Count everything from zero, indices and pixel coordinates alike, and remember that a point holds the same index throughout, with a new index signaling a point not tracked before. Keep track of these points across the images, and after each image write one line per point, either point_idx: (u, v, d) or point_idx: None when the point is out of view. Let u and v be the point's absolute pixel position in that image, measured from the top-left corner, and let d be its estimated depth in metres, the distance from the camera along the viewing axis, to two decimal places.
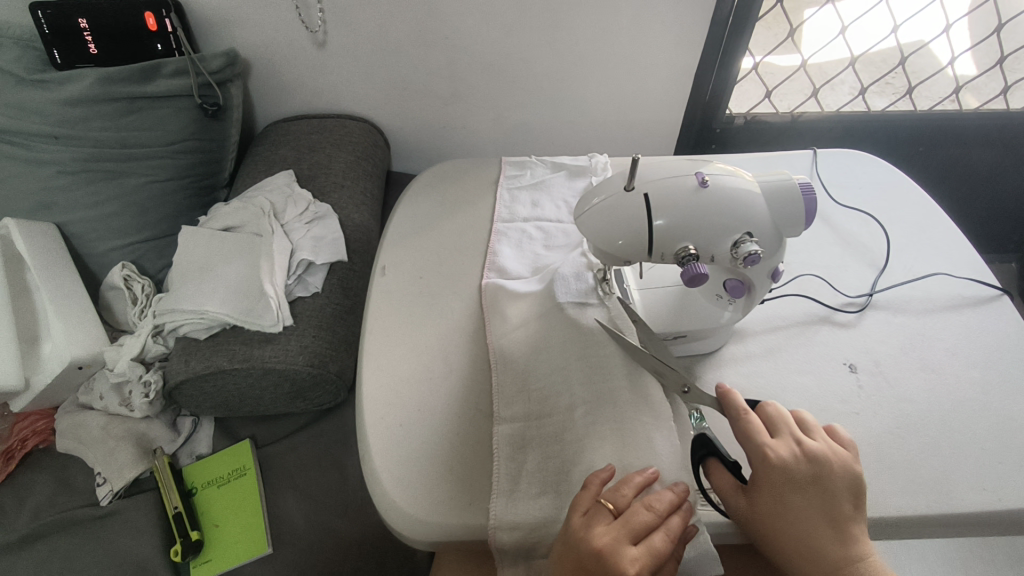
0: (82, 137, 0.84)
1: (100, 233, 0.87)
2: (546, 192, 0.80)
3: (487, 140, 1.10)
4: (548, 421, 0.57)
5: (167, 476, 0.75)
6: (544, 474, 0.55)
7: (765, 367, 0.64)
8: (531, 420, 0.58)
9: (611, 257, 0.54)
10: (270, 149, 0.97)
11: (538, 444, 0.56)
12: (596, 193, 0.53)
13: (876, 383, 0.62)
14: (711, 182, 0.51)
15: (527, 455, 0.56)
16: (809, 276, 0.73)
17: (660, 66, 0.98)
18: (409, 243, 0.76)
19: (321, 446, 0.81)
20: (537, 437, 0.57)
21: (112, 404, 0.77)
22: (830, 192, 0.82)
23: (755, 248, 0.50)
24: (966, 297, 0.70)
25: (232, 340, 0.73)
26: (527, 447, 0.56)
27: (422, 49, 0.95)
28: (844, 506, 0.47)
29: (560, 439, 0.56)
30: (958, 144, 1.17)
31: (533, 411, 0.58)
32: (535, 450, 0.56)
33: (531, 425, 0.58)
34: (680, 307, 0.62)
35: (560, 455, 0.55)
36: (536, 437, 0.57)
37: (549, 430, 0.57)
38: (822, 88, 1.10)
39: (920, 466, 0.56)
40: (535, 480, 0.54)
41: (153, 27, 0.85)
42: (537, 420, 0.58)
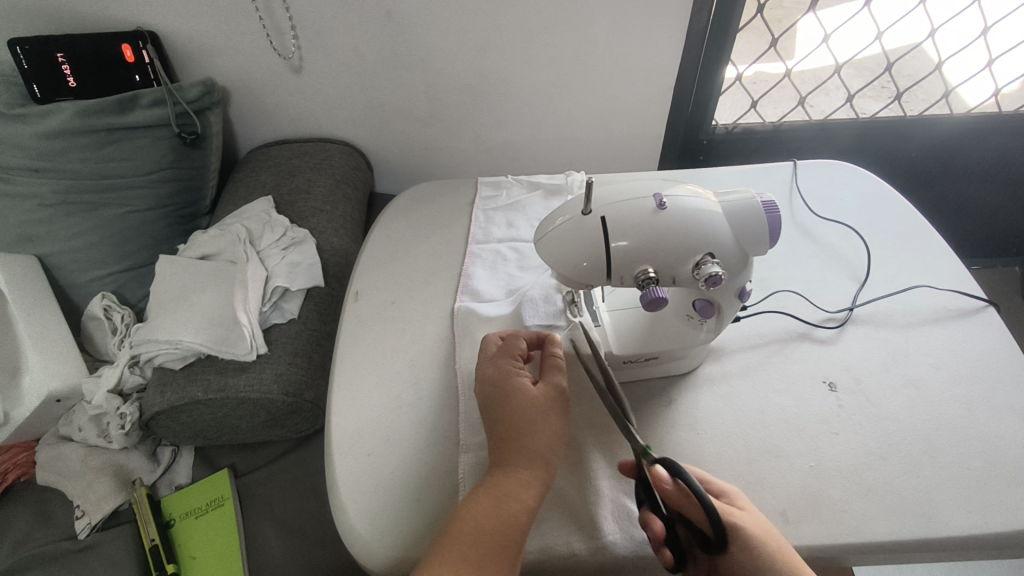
0: (62, 169, 0.84)
1: (81, 264, 0.87)
2: (522, 213, 0.80)
3: (470, 160, 1.10)
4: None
5: (146, 507, 0.76)
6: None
7: (741, 387, 0.63)
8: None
9: (573, 282, 0.53)
10: (250, 174, 0.98)
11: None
12: (557, 216, 0.52)
13: (856, 401, 0.61)
14: (669, 204, 0.50)
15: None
16: (788, 291, 0.71)
17: (640, 80, 0.97)
18: (382, 267, 0.75)
19: (301, 473, 0.80)
20: None
21: (90, 436, 0.77)
22: (811, 204, 0.81)
23: (717, 269, 0.49)
24: (950, 309, 0.68)
25: (207, 369, 0.73)
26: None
27: (400, 71, 0.95)
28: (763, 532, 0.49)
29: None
30: (949, 149, 1.15)
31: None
32: None
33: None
34: (651, 328, 0.60)
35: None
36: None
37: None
38: (809, 95, 1.09)
39: (900, 487, 0.54)
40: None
41: (131, 59, 0.86)
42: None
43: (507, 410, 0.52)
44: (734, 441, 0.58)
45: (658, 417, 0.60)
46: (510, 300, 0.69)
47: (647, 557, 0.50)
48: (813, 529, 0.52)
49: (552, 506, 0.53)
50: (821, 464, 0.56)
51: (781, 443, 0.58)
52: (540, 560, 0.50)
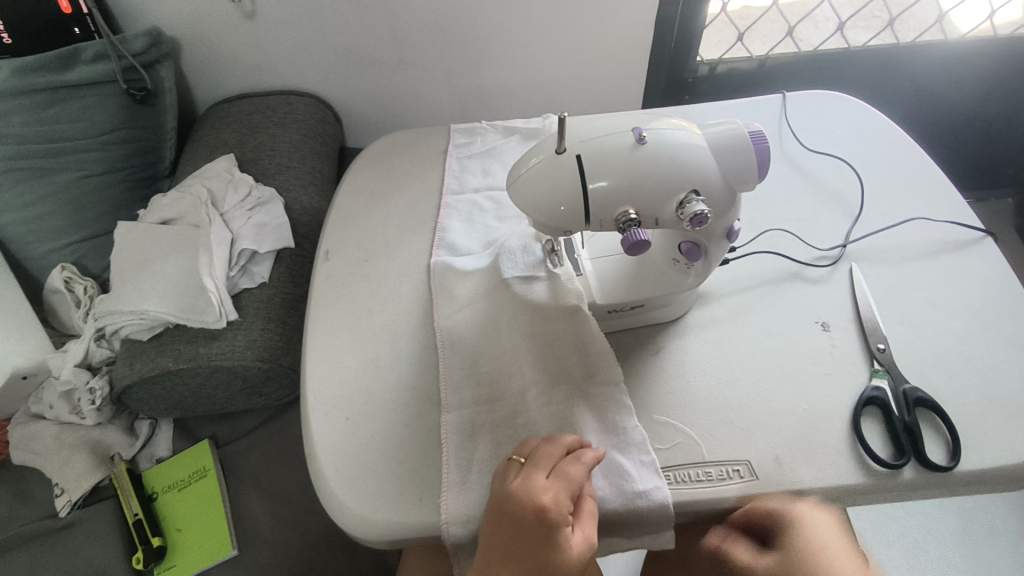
0: (5, 134, 0.78)
1: (37, 235, 0.83)
2: (498, 159, 0.75)
3: (445, 107, 1.05)
4: (497, 405, 0.55)
5: (126, 482, 0.74)
6: (494, 462, 0.52)
7: (733, 331, 0.60)
8: (481, 403, 0.55)
9: (550, 230, 0.50)
10: (210, 132, 0.92)
11: (486, 430, 0.54)
12: (528, 158, 0.48)
13: (849, 340, 0.59)
14: (649, 138, 0.46)
15: (476, 444, 0.53)
16: (778, 230, 0.68)
17: (618, 14, 0.91)
18: (353, 224, 0.71)
19: (286, 439, 0.79)
20: (487, 423, 0.54)
21: (62, 413, 0.74)
22: (801, 137, 0.76)
23: (702, 207, 0.46)
24: (946, 241, 0.65)
25: (177, 339, 0.70)
26: (475, 435, 0.54)
27: (361, 13, 0.88)
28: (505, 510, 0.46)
29: (514, 419, 0.54)
30: (944, 76, 1.10)
31: (480, 396, 0.56)
32: (484, 437, 0.53)
33: (478, 410, 0.55)
34: (636, 274, 0.58)
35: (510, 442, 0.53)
36: (485, 422, 0.54)
37: (499, 415, 0.55)
38: (798, 25, 1.03)
39: (892, 405, 0.54)
40: (484, 470, 0.52)
41: (67, 10, 0.79)
42: (486, 404, 0.55)
43: None
44: (724, 388, 0.56)
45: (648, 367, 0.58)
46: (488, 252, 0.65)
47: (639, 511, 0.49)
48: (807, 473, 0.51)
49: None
50: (815, 408, 0.54)
51: (773, 388, 0.56)
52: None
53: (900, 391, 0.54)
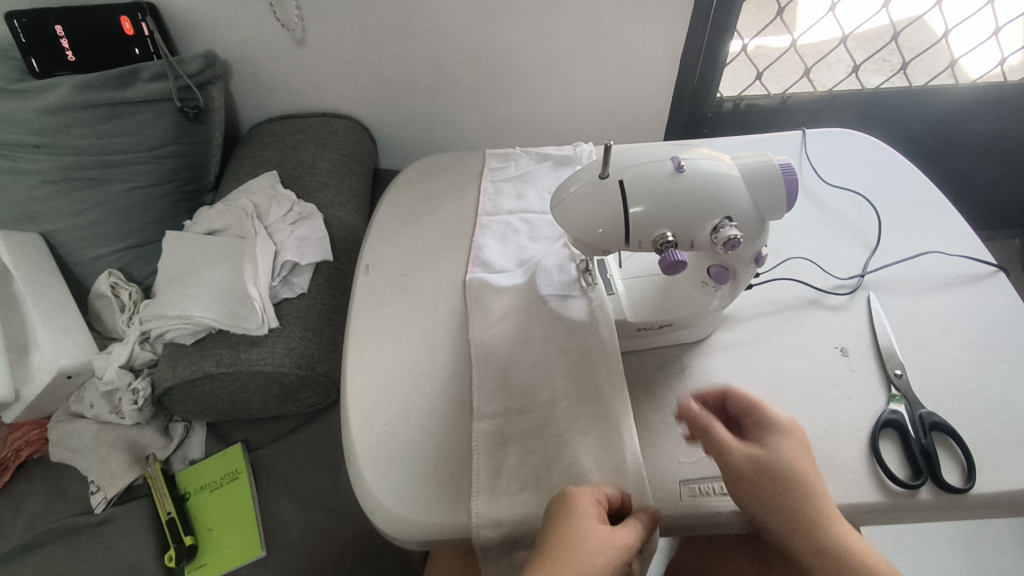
0: (64, 145, 0.83)
1: (86, 242, 0.86)
2: (531, 184, 0.79)
3: (475, 134, 1.09)
4: (529, 416, 0.58)
5: (160, 481, 0.76)
6: (525, 469, 0.55)
7: (756, 354, 0.63)
8: (514, 413, 0.58)
9: (590, 249, 0.53)
10: (253, 150, 0.97)
11: (518, 439, 0.57)
12: (572, 182, 0.52)
13: (867, 365, 0.61)
14: (687, 167, 0.50)
15: (507, 452, 0.56)
16: (798, 259, 0.71)
17: (645, 52, 0.97)
18: (392, 240, 0.75)
19: (314, 446, 0.81)
20: (518, 432, 0.57)
21: (102, 412, 0.77)
22: (821, 173, 0.80)
23: (735, 232, 0.49)
24: (960, 275, 0.68)
25: (219, 344, 0.73)
26: (507, 444, 0.56)
27: (403, 43, 0.93)
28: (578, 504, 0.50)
29: (545, 428, 0.57)
30: (954, 119, 1.15)
31: (513, 406, 0.58)
32: (515, 445, 0.56)
33: (511, 420, 0.58)
34: (666, 295, 0.61)
35: (540, 451, 0.56)
36: (517, 431, 0.57)
37: (531, 424, 0.57)
38: (814, 67, 1.08)
39: (909, 427, 0.56)
40: (515, 476, 0.54)
41: (130, 31, 0.84)
42: (518, 415, 0.58)
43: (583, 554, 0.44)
44: None
45: (673, 384, 0.61)
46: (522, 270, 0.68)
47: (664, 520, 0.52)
48: (826, 490, 0.53)
49: (564, 471, 0.54)
50: (835, 428, 0.57)
51: (795, 408, 0.58)
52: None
53: (917, 414, 0.57)
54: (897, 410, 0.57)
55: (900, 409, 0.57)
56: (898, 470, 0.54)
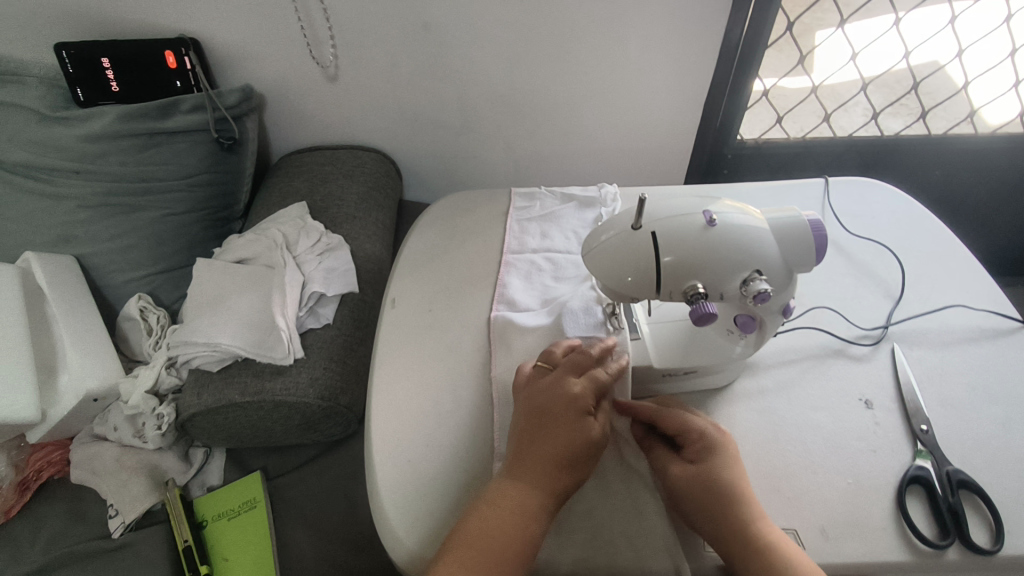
0: (102, 172, 0.85)
1: (118, 266, 0.88)
2: (557, 224, 0.80)
3: (499, 170, 1.11)
4: None
5: (178, 507, 0.76)
6: None
7: (780, 403, 0.63)
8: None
9: (620, 296, 0.54)
10: (283, 180, 0.99)
11: None
12: (604, 230, 0.53)
13: (892, 419, 0.61)
14: (718, 221, 0.50)
15: None
16: (822, 307, 0.72)
17: (669, 96, 0.99)
18: (419, 276, 0.76)
19: (331, 476, 0.81)
20: None
21: (125, 436, 0.78)
22: (843, 221, 0.81)
23: (765, 285, 0.50)
24: (984, 329, 0.68)
25: (244, 372, 0.74)
26: None
27: (433, 82, 0.96)
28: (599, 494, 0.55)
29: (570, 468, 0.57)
30: (974, 168, 1.16)
31: None
32: None
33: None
34: (691, 342, 0.61)
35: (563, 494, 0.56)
36: None
37: None
38: (834, 112, 1.10)
39: (936, 483, 0.56)
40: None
41: (173, 65, 0.87)
42: None
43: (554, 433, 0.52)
44: (773, 456, 0.58)
45: None
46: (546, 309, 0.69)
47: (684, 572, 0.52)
48: (852, 547, 0.53)
49: (585, 517, 0.54)
50: (860, 481, 0.57)
51: (820, 460, 0.58)
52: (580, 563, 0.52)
53: (944, 471, 0.56)
54: (922, 465, 0.57)
55: (925, 464, 0.57)
56: (923, 527, 0.54)
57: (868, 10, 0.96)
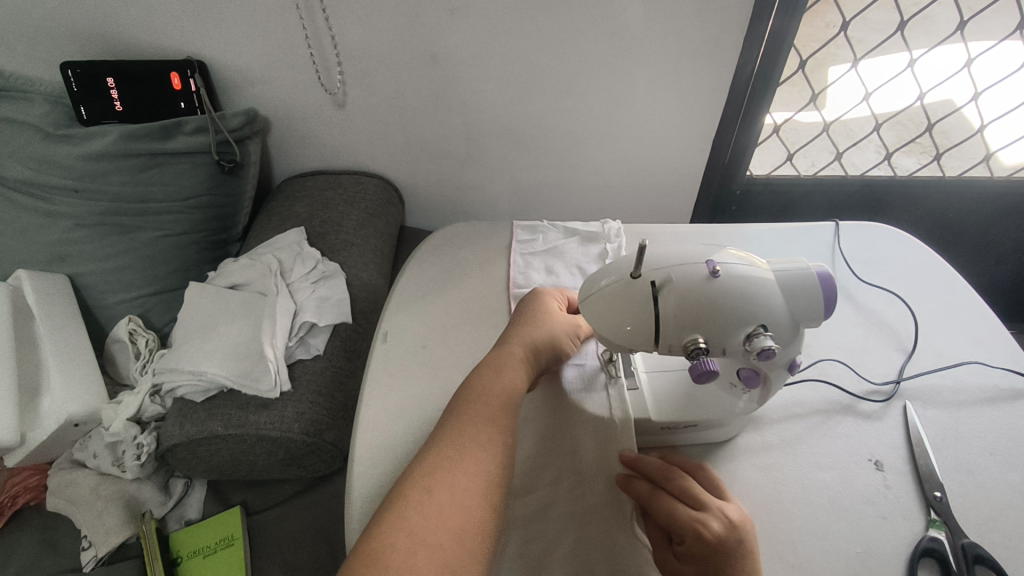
0: (101, 191, 0.84)
1: (111, 287, 0.87)
2: (560, 258, 0.78)
3: (502, 200, 1.10)
4: (529, 497, 0.55)
5: (153, 543, 0.73)
6: (525, 559, 0.51)
7: (784, 461, 0.59)
8: (526, 493, 0.55)
9: (617, 346, 0.51)
10: (284, 204, 0.97)
11: (520, 524, 0.53)
12: (603, 276, 0.51)
13: (904, 484, 0.58)
14: (723, 271, 0.48)
15: (509, 537, 0.53)
16: (831, 359, 0.69)
17: (678, 132, 0.97)
18: (413, 309, 0.74)
19: (314, 515, 0.79)
20: (519, 517, 0.54)
21: (104, 464, 0.76)
22: (854, 268, 0.78)
23: (770, 342, 0.47)
24: (1003, 389, 0.65)
25: (228, 404, 0.71)
26: (510, 528, 0.53)
27: (439, 110, 0.95)
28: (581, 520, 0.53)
29: (561, 481, 0.56)
30: (989, 213, 1.13)
31: (516, 487, 0.56)
32: (516, 532, 0.53)
33: (514, 501, 0.55)
34: (690, 394, 0.58)
35: (544, 536, 0.53)
36: (520, 515, 0.54)
37: (533, 507, 0.55)
38: (846, 150, 1.07)
39: (951, 557, 0.52)
40: (515, 567, 0.51)
41: (178, 86, 0.87)
42: (521, 497, 0.55)
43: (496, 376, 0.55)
44: (775, 520, 0.55)
45: None
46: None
47: None
48: None
49: (567, 561, 0.51)
50: (868, 552, 0.53)
51: (826, 526, 0.55)
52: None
53: (959, 543, 0.53)
54: (934, 536, 0.53)
55: (938, 534, 0.54)
56: None
57: (883, 50, 0.94)
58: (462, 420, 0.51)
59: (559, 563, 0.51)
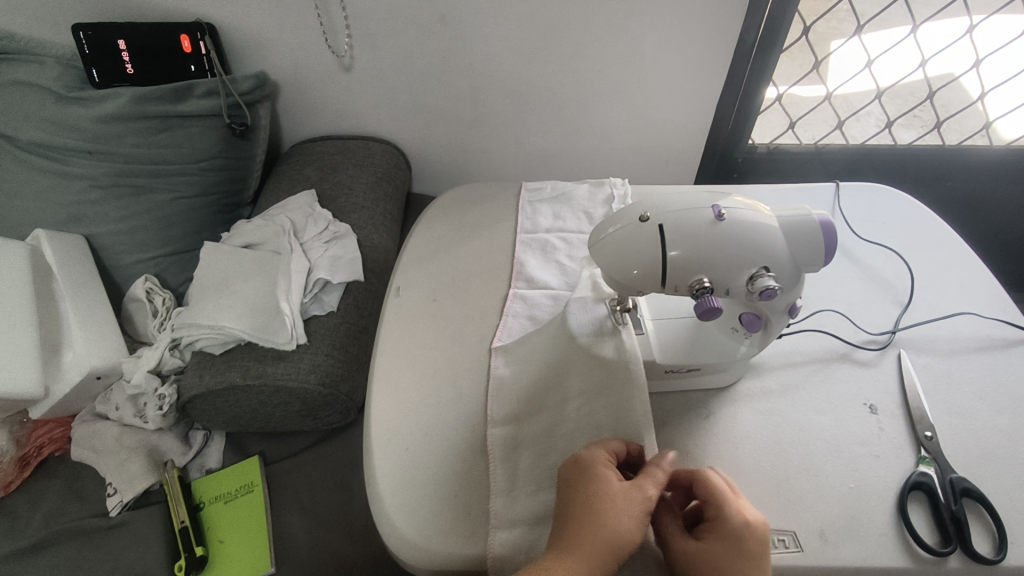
0: (115, 153, 0.86)
1: (126, 247, 0.89)
2: (568, 204, 0.82)
3: (508, 165, 1.12)
4: (538, 418, 0.59)
5: (176, 489, 0.76)
6: (539, 472, 0.56)
7: (783, 405, 0.62)
8: (535, 415, 0.59)
9: (625, 289, 0.54)
10: (294, 168, 0.99)
11: (531, 443, 0.58)
12: (612, 222, 0.53)
13: (897, 425, 0.61)
14: (728, 216, 0.50)
15: (520, 456, 0.57)
16: (829, 311, 0.71)
17: (682, 96, 0.99)
18: (424, 265, 0.76)
19: (329, 465, 0.82)
20: (529, 438, 0.58)
21: (127, 415, 0.78)
22: (853, 226, 0.80)
23: (772, 282, 0.49)
24: (995, 338, 0.68)
25: (246, 356, 0.74)
26: (520, 448, 0.58)
27: (446, 74, 0.96)
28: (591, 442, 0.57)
29: (568, 405, 0.59)
30: (987, 180, 1.14)
31: (525, 410, 0.59)
32: (527, 451, 0.57)
33: (524, 427, 0.59)
34: (695, 339, 0.60)
35: (555, 452, 0.57)
36: (529, 436, 0.58)
37: (540, 427, 0.58)
38: (847, 119, 1.09)
39: (939, 490, 0.55)
40: (528, 481, 0.56)
41: (188, 49, 0.88)
42: (529, 419, 0.59)
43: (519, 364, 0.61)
44: (774, 458, 0.58)
45: (698, 427, 0.60)
46: (566, 288, 0.71)
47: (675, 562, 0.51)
48: (851, 551, 0.52)
49: None
50: (862, 486, 0.56)
51: (822, 464, 0.58)
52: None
53: (947, 478, 0.55)
54: (925, 471, 0.56)
55: (929, 470, 0.56)
56: (926, 534, 0.53)
57: (885, 16, 0.95)
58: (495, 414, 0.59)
59: None
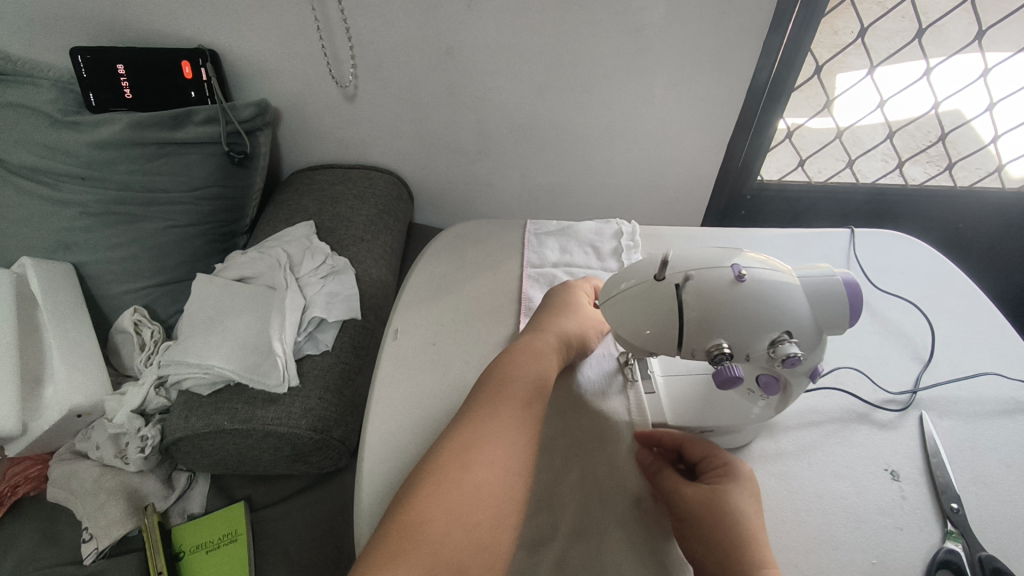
0: (109, 179, 0.83)
1: (116, 276, 0.86)
2: (574, 237, 0.79)
3: (513, 198, 1.09)
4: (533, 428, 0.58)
5: (155, 536, 0.72)
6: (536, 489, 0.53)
7: (799, 469, 0.59)
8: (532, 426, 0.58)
9: (636, 348, 0.51)
10: (291, 197, 0.97)
11: None
12: (625, 279, 0.50)
13: (921, 495, 0.57)
14: (748, 277, 0.47)
15: None
16: (847, 368, 0.68)
17: (692, 134, 0.97)
18: (424, 307, 0.73)
19: (318, 511, 0.78)
20: None
21: (107, 455, 0.75)
22: (870, 276, 0.78)
23: (796, 349, 0.46)
24: (1019, 401, 0.64)
25: (235, 399, 0.70)
26: None
27: (452, 106, 0.94)
28: (585, 447, 0.56)
29: (563, 415, 0.59)
30: (1000, 224, 1.12)
31: None
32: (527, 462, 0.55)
33: None
34: (707, 400, 0.57)
35: (550, 465, 0.55)
36: None
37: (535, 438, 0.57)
38: (858, 158, 1.07)
39: (968, 569, 0.51)
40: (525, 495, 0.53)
41: (189, 75, 0.86)
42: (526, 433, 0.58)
43: (528, 357, 0.55)
44: (791, 529, 0.54)
45: None
46: None
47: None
48: None
49: (574, 488, 0.53)
50: (885, 562, 0.52)
51: (841, 536, 0.54)
52: (565, 550, 0.49)
53: (976, 555, 0.52)
54: (950, 546, 0.53)
55: (955, 544, 0.53)
56: None
57: (900, 58, 0.93)
58: (489, 405, 0.50)
59: (567, 493, 0.53)
